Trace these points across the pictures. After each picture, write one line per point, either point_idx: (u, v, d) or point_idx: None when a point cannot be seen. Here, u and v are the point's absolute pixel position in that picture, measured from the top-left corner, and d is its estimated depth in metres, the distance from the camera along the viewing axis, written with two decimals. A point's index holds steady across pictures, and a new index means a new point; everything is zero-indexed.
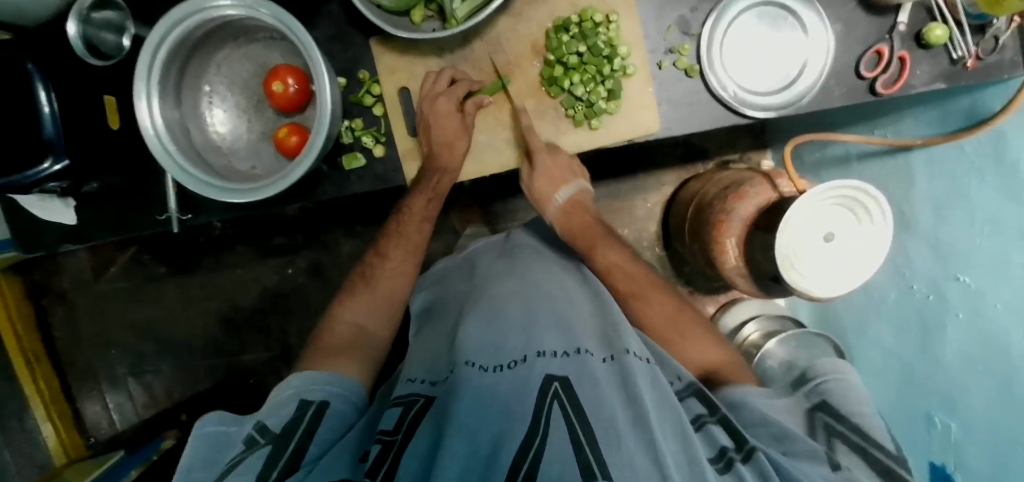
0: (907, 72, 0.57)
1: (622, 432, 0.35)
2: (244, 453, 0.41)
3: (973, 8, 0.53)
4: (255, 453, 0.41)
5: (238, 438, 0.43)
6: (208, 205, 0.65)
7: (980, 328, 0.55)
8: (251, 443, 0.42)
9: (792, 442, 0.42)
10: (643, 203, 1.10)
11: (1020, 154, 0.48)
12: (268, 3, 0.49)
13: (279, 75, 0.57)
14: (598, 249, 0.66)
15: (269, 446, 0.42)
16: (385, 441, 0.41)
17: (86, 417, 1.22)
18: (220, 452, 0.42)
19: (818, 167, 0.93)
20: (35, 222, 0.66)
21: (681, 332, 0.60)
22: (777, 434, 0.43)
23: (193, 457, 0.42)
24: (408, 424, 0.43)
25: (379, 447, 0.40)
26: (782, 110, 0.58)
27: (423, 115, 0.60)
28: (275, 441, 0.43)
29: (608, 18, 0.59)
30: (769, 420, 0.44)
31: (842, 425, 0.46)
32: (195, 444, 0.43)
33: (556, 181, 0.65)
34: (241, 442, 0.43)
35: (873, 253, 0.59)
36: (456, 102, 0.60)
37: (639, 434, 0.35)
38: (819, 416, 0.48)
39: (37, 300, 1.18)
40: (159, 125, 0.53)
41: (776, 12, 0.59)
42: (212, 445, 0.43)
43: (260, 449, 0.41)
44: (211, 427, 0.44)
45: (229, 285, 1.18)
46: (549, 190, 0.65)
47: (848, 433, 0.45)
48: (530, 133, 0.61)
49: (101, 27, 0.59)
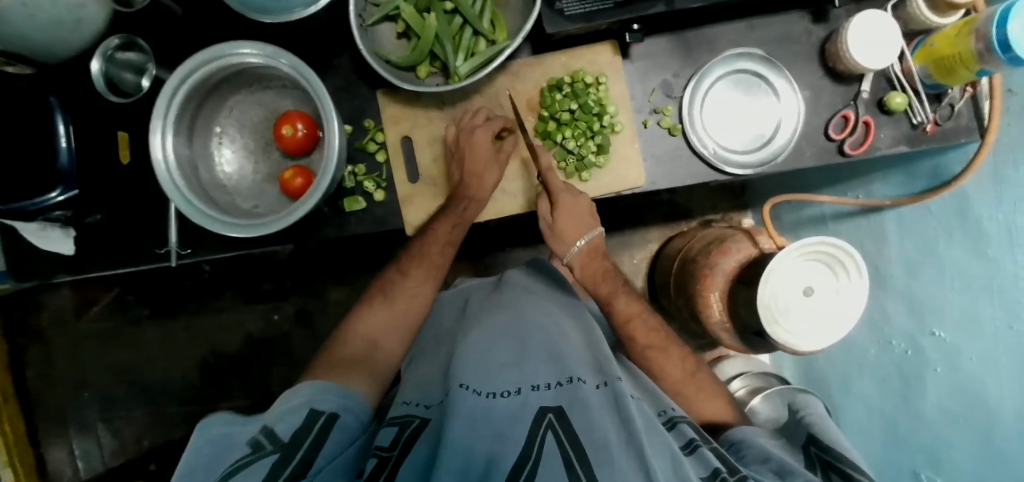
0: (872, 135, 0.61)
1: (614, 454, 0.37)
2: (250, 457, 0.39)
3: (929, 79, 0.59)
4: (261, 460, 0.39)
5: (242, 442, 0.41)
6: (206, 240, 0.66)
7: (959, 378, 0.56)
8: (257, 448, 0.40)
9: (791, 476, 0.41)
10: (630, 258, 1.13)
11: (984, 211, 0.51)
12: (288, 55, 0.54)
13: (289, 120, 0.61)
14: (603, 280, 0.67)
15: (276, 454, 0.40)
16: (381, 456, 0.43)
17: (49, 463, 1.15)
18: (220, 458, 0.40)
19: (796, 226, 0.97)
20: (33, 253, 0.67)
21: (676, 377, 0.61)
22: (776, 468, 0.43)
23: (193, 458, 0.41)
24: (404, 442, 0.44)
25: (375, 461, 0.42)
26: (759, 168, 0.62)
27: (460, 147, 0.63)
28: (282, 449, 0.41)
29: (598, 81, 0.63)
30: (768, 457, 0.44)
31: (827, 455, 0.47)
32: (197, 443, 0.42)
33: (578, 220, 0.64)
34: (246, 446, 0.41)
35: (849, 308, 0.61)
36: (490, 137, 0.63)
37: (631, 454, 0.37)
38: (811, 452, 0.49)
39: (13, 337, 1.15)
40: (171, 160, 0.55)
41: (750, 80, 0.64)
42: (215, 449, 0.41)
43: (267, 456, 0.39)
44: (219, 429, 0.43)
45: (212, 329, 1.15)
46: (572, 231, 0.65)
47: (835, 463, 0.45)
48: (549, 171, 0.63)
49: (123, 66, 0.62)
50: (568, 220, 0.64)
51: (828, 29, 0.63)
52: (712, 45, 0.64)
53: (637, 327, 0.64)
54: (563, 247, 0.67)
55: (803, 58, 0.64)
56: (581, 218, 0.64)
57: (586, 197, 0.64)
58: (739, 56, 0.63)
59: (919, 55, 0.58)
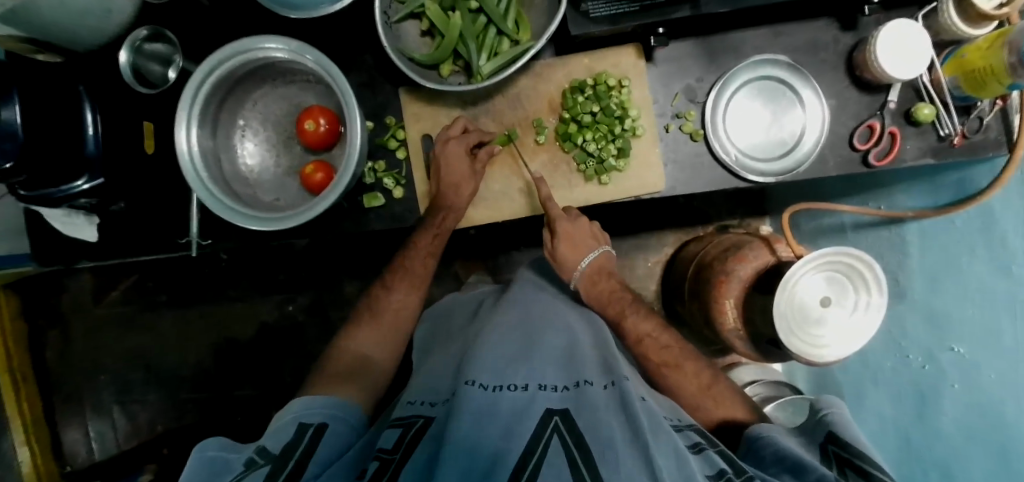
0: (898, 146, 0.60)
1: (620, 453, 0.38)
2: (245, 471, 0.41)
3: (958, 90, 0.58)
4: (256, 470, 0.41)
5: (237, 463, 0.43)
6: (227, 231, 0.67)
7: (977, 395, 0.55)
8: (251, 463, 0.43)
9: (806, 473, 0.42)
10: (644, 262, 1.13)
11: (1009, 226, 0.51)
12: (314, 50, 0.54)
13: (312, 115, 0.61)
14: (610, 302, 0.68)
15: (268, 465, 0.42)
16: (384, 458, 0.43)
17: (66, 443, 1.18)
18: (217, 475, 0.42)
19: (815, 235, 0.96)
20: (59, 240, 0.69)
21: (694, 388, 0.60)
22: (792, 467, 0.43)
23: (192, 478, 0.42)
24: (407, 443, 0.45)
25: (377, 463, 0.42)
26: (781, 176, 0.61)
27: (435, 157, 0.63)
28: (274, 461, 0.43)
29: (620, 83, 0.63)
30: (782, 455, 0.45)
31: (845, 452, 0.47)
32: (195, 467, 0.43)
33: (577, 245, 0.67)
34: (241, 464, 0.43)
35: (856, 333, 0.60)
36: (466, 147, 0.63)
37: (636, 452, 0.38)
38: (827, 449, 0.49)
39: (34, 319, 1.17)
40: (194, 152, 0.56)
41: (775, 86, 0.63)
42: (211, 470, 0.43)
43: (260, 468, 0.42)
44: (213, 452, 0.44)
45: (227, 317, 1.17)
46: (573, 256, 0.68)
47: (854, 460, 0.45)
48: (550, 202, 0.64)
49: (150, 57, 0.63)
50: (568, 247, 0.67)
51: (856, 37, 0.62)
52: (737, 50, 0.63)
53: (663, 343, 0.64)
54: (568, 272, 0.69)
55: (830, 66, 0.63)
56: (581, 242, 0.67)
57: (584, 220, 0.67)
58: (766, 63, 0.62)
59: (949, 66, 0.57)
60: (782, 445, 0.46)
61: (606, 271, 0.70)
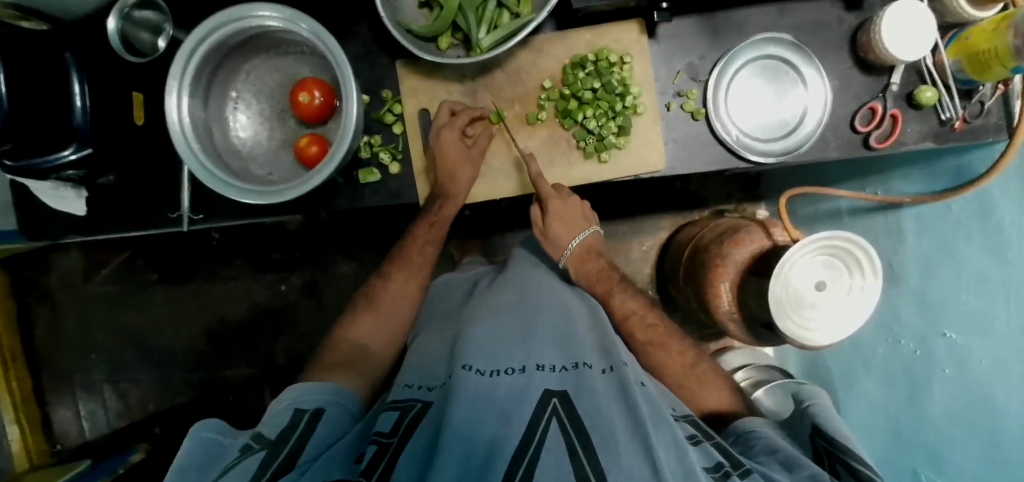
0: (899, 129, 0.60)
1: (621, 443, 0.37)
2: (240, 457, 0.41)
3: (962, 73, 0.57)
4: (251, 456, 0.41)
5: (233, 447, 0.44)
6: (219, 206, 0.66)
7: (969, 383, 0.56)
8: (246, 449, 0.42)
9: (798, 468, 0.42)
10: (640, 245, 1.13)
11: (1007, 213, 0.50)
12: (308, 19, 0.52)
13: (307, 88, 0.60)
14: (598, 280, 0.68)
15: (264, 450, 0.42)
16: (381, 443, 0.42)
17: (55, 421, 1.18)
18: (214, 461, 0.43)
19: (811, 219, 0.96)
20: (44, 211, 0.67)
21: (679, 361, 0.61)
22: (785, 460, 0.43)
23: (187, 459, 0.42)
24: (405, 428, 0.44)
25: (376, 447, 0.41)
26: (782, 157, 0.61)
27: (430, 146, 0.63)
28: (269, 446, 0.43)
29: (621, 60, 0.62)
30: (776, 449, 0.45)
31: (832, 447, 0.49)
32: (189, 447, 0.43)
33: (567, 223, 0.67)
34: (237, 449, 0.43)
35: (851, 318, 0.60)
36: (457, 134, 0.62)
37: (637, 441, 0.38)
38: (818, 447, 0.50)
39: (22, 296, 1.16)
40: (185, 123, 0.55)
41: (778, 66, 0.62)
42: (205, 454, 0.43)
43: (256, 453, 0.41)
44: (208, 433, 0.44)
45: (219, 297, 1.16)
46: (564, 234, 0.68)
47: (841, 455, 0.46)
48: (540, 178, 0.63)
49: (139, 26, 0.61)
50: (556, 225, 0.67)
51: (861, 17, 0.61)
52: (741, 28, 0.62)
53: (649, 322, 0.65)
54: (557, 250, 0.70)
55: (834, 47, 0.62)
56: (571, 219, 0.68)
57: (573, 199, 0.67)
58: (770, 41, 0.61)
59: (953, 49, 0.56)
60: (771, 438, 0.47)
61: (595, 251, 0.71)
